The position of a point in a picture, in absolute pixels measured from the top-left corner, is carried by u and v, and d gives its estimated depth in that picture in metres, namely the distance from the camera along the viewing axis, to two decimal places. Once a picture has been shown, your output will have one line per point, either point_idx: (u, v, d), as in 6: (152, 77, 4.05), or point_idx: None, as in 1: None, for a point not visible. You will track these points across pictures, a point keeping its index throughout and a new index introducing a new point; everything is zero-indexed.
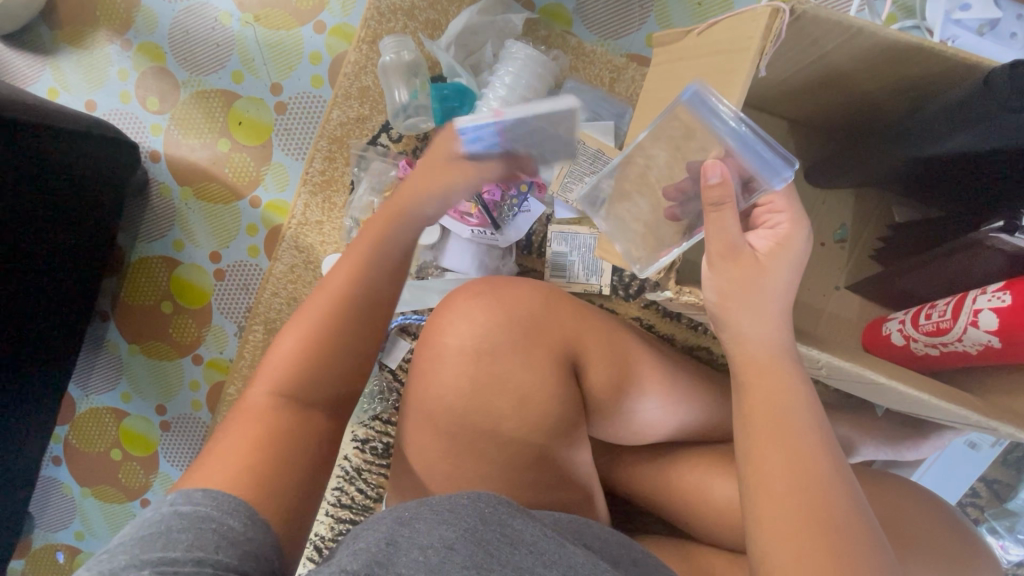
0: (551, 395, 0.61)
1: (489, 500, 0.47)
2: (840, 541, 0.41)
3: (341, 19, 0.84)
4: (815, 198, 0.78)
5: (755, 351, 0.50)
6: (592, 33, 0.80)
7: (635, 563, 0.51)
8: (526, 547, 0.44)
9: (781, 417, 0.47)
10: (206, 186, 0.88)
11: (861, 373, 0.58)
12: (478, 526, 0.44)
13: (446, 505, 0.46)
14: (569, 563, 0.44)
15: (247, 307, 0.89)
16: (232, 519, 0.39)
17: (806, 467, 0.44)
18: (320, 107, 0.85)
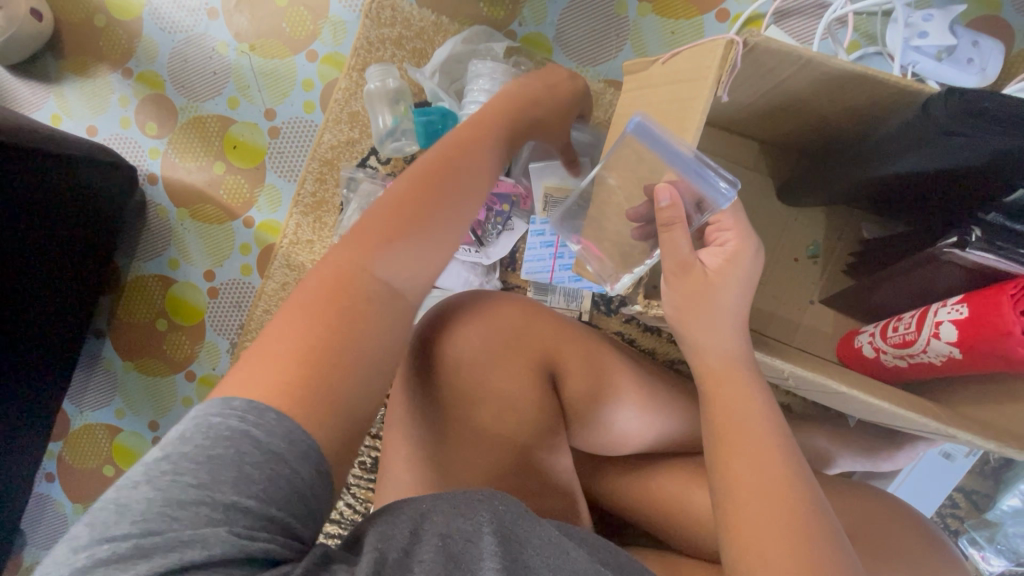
0: (530, 406, 0.64)
1: (504, 499, 0.45)
2: (809, 540, 0.43)
3: (332, 48, 0.88)
4: (787, 215, 0.81)
5: (712, 361, 0.53)
6: (571, 60, 0.84)
7: (622, 566, 0.51)
8: (533, 549, 0.43)
9: (742, 424, 0.49)
10: (202, 208, 0.92)
11: (824, 383, 0.60)
12: (494, 523, 0.43)
13: (461, 500, 0.45)
14: (573, 569, 0.43)
15: (239, 324, 0.92)
16: (302, 468, 0.36)
17: (772, 470, 0.46)
18: (312, 131, 0.89)
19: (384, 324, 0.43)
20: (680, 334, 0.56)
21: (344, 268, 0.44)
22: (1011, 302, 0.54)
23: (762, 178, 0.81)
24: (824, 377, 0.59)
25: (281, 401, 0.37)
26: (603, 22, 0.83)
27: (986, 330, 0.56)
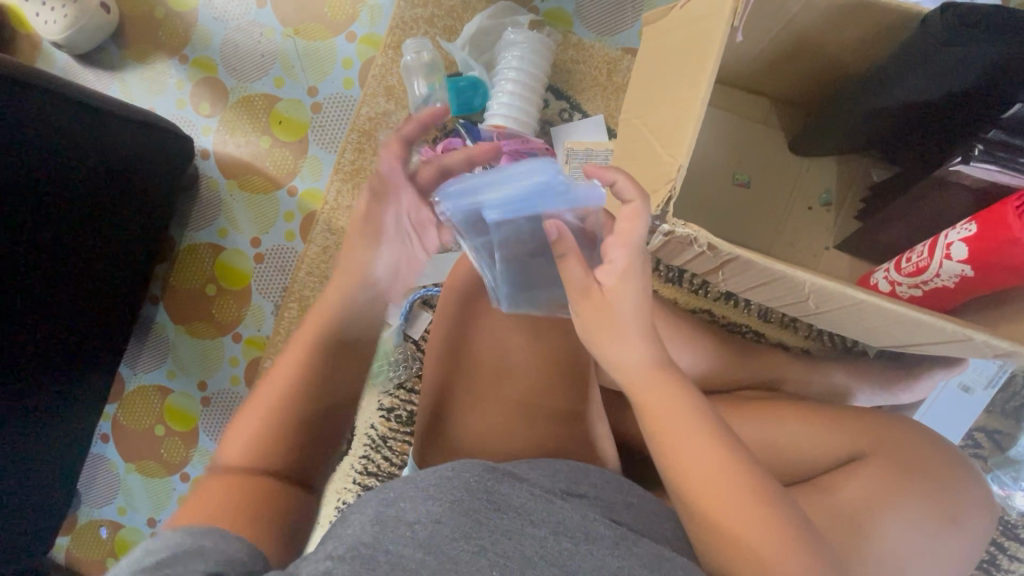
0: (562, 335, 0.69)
1: (472, 469, 0.50)
2: (753, 515, 0.48)
3: (369, 29, 0.96)
4: (798, 166, 0.86)
5: (643, 393, 0.55)
6: (590, 31, 0.90)
7: (629, 507, 0.55)
8: (514, 510, 0.47)
9: (668, 426, 0.52)
10: (249, 179, 0.99)
11: (845, 295, 0.58)
12: (465, 497, 0.47)
13: (431, 480, 0.49)
14: (558, 519, 0.48)
15: (283, 286, 0.99)
16: (207, 541, 0.43)
17: (713, 462, 0.50)
18: (351, 105, 0.96)
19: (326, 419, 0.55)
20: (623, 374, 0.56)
21: (291, 384, 0.54)
22: (1017, 214, 0.57)
23: (773, 133, 0.86)
24: (845, 285, 0.57)
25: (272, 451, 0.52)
26: None
27: (997, 244, 0.59)
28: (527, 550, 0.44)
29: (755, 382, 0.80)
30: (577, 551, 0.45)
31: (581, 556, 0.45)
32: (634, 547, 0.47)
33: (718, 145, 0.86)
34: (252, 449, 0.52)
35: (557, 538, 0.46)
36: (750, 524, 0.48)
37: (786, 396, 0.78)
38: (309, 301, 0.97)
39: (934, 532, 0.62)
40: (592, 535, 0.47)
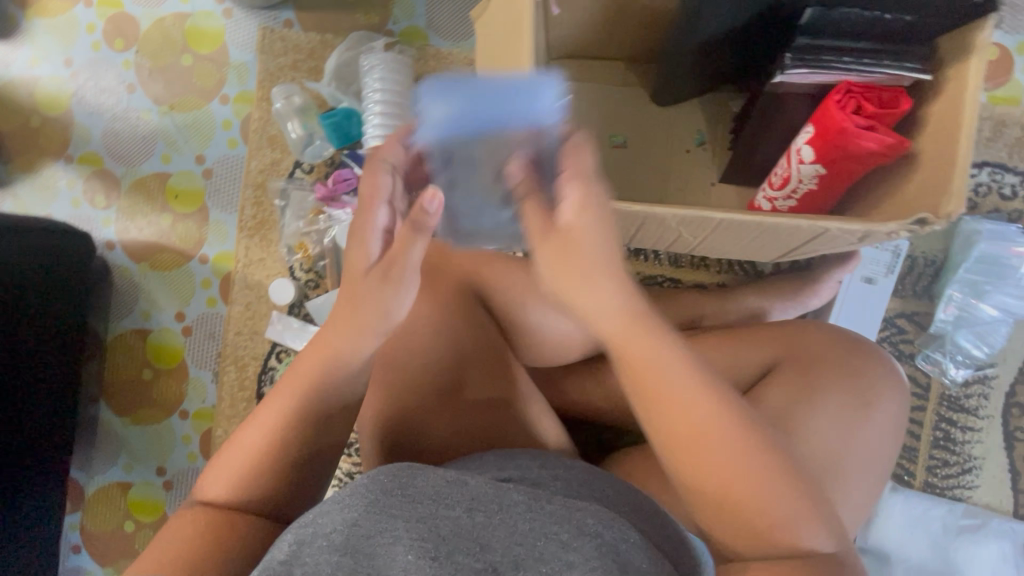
0: (474, 322, 0.74)
1: (388, 471, 0.51)
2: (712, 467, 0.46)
3: (240, 87, 0.98)
4: (667, 115, 0.90)
5: (641, 364, 0.48)
6: (445, 39, 0.94)
7: (558, 477, 0.57)
8: (428, 499, 0.48)
9: (659, 377, 0.47)
10: (158, 257, 1.00)
11: (706, 219, 0.61)
12: (380, 498, 0.48)
13: (347, 492, 0.50)
14: (472, 495, 0.49)
15: (216, 352, 0.99)
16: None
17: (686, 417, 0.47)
18: (239, 163, 0.98)
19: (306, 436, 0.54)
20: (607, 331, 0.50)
21: (283, 412, 0.53)
22: (838, 106, 0.61)
23: (636, 90, 0.90)
24: (700, 210, 0.59)
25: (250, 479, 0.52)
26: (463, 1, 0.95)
27: (835, 137, 0.62)
28: (440, 531, 0.46)
29: (675, 324, 0.85)
30: (491, 523, 0.47)
31: (494, 526, 0.47)
32: (548, 505, 0.48)
33: (589, 114, 0.89)
34: (232, 487, 0.52)
35: (471, 513, 0.48)
36: (753, 475, 0.46)
37: (707, 329, 0.81)
38: (245, 359, 0.97)
39: (849, 419, 0.64)
40: (506, 503, 0.48)
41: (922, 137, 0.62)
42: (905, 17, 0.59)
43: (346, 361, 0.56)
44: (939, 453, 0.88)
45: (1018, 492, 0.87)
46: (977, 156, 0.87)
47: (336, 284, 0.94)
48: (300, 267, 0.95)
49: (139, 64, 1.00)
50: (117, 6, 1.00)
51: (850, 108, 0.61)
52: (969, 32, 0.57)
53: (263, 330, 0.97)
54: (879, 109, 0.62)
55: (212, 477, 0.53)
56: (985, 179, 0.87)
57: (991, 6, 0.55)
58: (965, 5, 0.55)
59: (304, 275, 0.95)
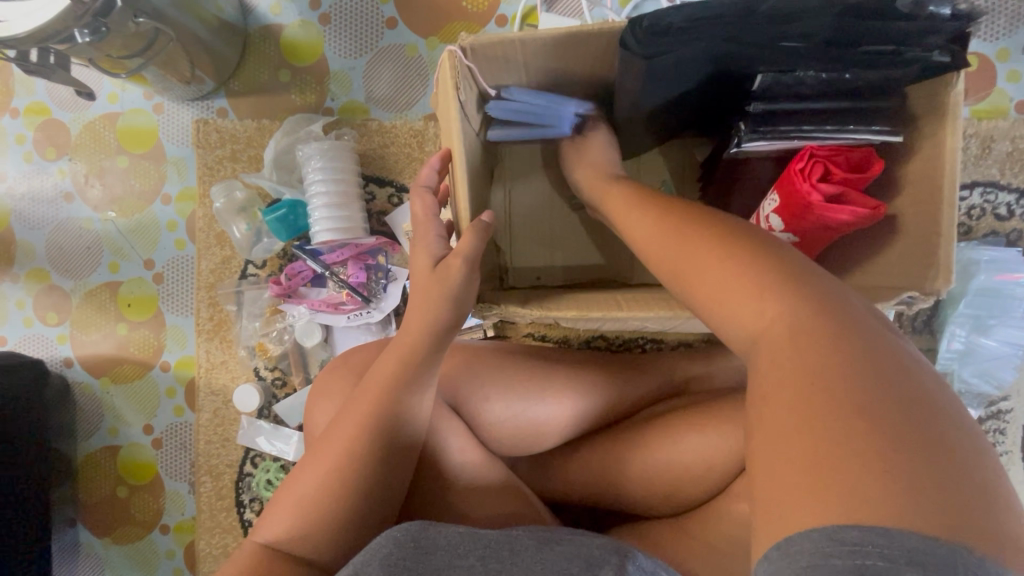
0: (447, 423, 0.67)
1: (407, 526, 0.54)
2: (889, 427, 0.29)
3: (181, 185, 0.94)
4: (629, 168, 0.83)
5: (649, 235, 0.48)
6: (387, 111, 0.89)
7: (560, 533, 0.59)
8: (441, 549, 0.51)
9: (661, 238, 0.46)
10: (119, 370, 0.96)
11: (664, 317, 0.59)
12: (396, 551, 0.51)
13: (365, 550, 0.52)
14: (484, 545, 0.52)
15: (190, 463, 0.95)
16: None
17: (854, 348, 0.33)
18: (189, 264, 0.94)
19: (361, 477, 0.55)
20: (720, 314, 0.41)
21: (342, 455, 0.55)
22: (802, 175, 0.55)
23: None
24: (659, 312, 0.59)
25: (309, 508, 0.54)
26: (401, 67, 0.88)
27: (801, 210, 0.55)
28: None
29: (660, 392, 0.79)
30: (504, 568, 0.49)
31: (506, 568, 0.49)
32: (556, 546, 0.52)
33: None
34: (289, 530, 0.54)
35: (484, 561, 0.50)
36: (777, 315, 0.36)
37: (691, 397, 0.76)
38: (219, 468, 0.93)
39: None
40: (516, 548, 0.51)
41: (902, 198, 0.57)
42: (867, 77, 0.52)
43: (381, 421, 0.56)
44: None
45: None
46: (966, 176, 0.80)
47: (304, 381, 0.90)
48: (265, 367, 0.91)
49: (75, 171, 0.95)
50: (44, 113, 0.95)
51: (816, 176, 0.55)
52: (940, 85, 0.52)
53: (235, 436, 0.92)
54: (848, 174, 0.55)
55: (274, 516, 0.56)
56: (977, 201, 0.80)
57: (960, 63, 0.49)
58: (930, 65, 0.50)
59: (268, 374, 0.91)
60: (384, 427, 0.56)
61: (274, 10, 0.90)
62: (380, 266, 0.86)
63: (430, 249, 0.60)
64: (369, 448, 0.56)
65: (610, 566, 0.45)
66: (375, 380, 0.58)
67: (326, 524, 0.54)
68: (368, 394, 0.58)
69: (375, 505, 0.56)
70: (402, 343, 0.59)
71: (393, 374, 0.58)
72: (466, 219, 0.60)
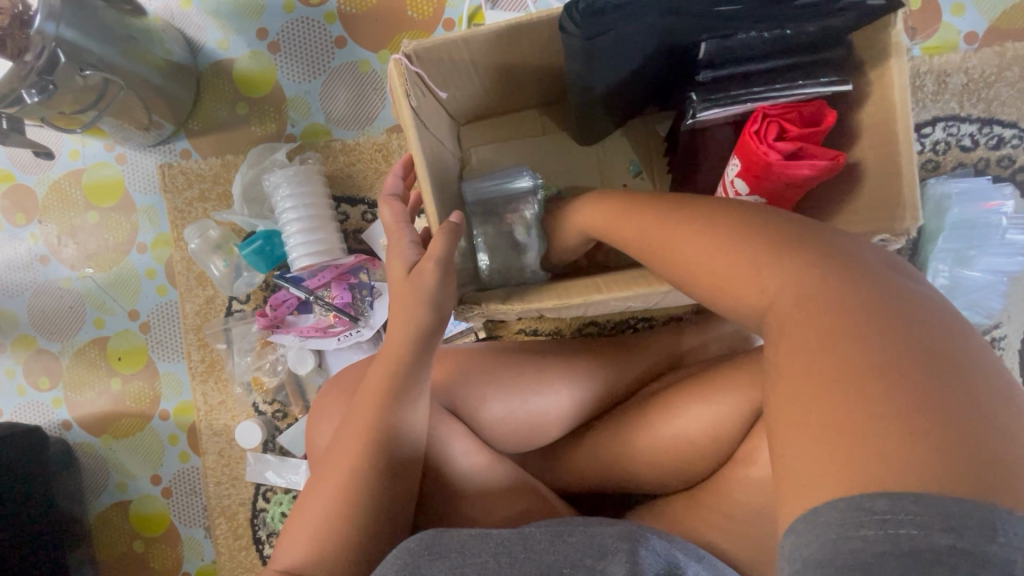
0: (450, 432, 0.67)
1: (420, 533, 0.54)
2: (922, 388, 0.28)
3: (154, 231, 0.93)
4: (595, 152, 0.83)
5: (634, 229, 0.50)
6: (349, 129, 0.89)
7: (576, 522, 0.58)
8: (456, 551, 0.51)
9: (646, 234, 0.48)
10: (119, 425, 0.95)
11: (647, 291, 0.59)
12: (412, 558, 0.51)
13: (381, 563, 0.52)
14: (497, 542, 0.52)
15: (203, 507, 0.94)
16: None
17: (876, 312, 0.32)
18: (174, 308, 0.93)
19: (368, 493, 0.55)
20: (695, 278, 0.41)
21: (345, 473, 0.55)
22: (757, 137, 0.55)
23: (558, 135, 0.83)
24: (640, 286, 0.58)
25: (320, 530, 0.54)
26: (356, 83, 0.88)
27: (761, 172, 0.55)
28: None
29: (658, 367, 0.79)
30: (517, 561, 0.49)
31: (520, 563, 0.49)
32: (568, 536, 0.51)
33: None
34: (301, 556, 0.53)
35: (498, 557, 0.50)
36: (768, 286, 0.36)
37: (687, 368, 0.76)
38: (232, 508, 0.92)
39: None
40: (529, 540, 0.51)
41: (860, 145, 0.57)
42: (807, 30, 0.53)
43: (380, 435, 0.56)
44: None
45: None
46: (926, 113, 0.81)
47: (304, 409, 0.89)
48: (263, 401, 0.90)
49: (46, 233, 0.95)
50: (9, 180, 0.95)
51: (772, 136, 0.55)
52: (879, 28, 0.52)
53: (243, 474, 0.92)
54: (802, 130, 0.55)
55: (286, 545, 0.55)
56: (941, 135, 0.80)
57: (896, 5, 0.49)
58: (867, 10, 0.50)
59: (268, 407, 0.90)
60: (382, 440, 0.56)
61: (222, 45, 0.90)
62: (362, 283, 0.86)
63: (405, 256, 0.60)
64: (371, 464, 0.55)
65: (623, 555, 0.46)
66: (367, 395, 0.58)
67: (337, 545, 0.53)
68: (361, 408, 0.58)
69: (384, 519, 0.55)
70: (389, 355, 0.59)
71: (384, 387, 0.58)
72: (435, 223, 0.60)
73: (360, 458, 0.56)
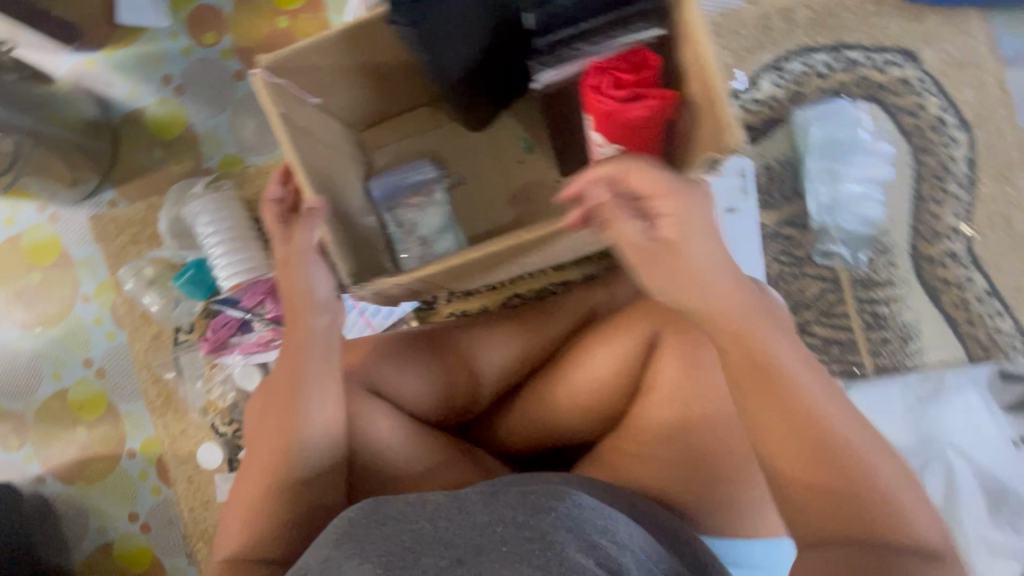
0: (374, 411, 0.70)
1: (357, 505, 0.55)
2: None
3: (95, 281, 0.98)
4: (487, 137, 0.89)
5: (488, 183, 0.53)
6: (261, 153, 0.94)
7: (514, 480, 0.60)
8: (393, 520, 0.52)
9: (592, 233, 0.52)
10: (90, 470, 0.99)
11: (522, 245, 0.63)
12: (351, 530, 0.52)
13: (321, 539, 0.54)
14: (434, 506, 0.53)
15: (181, 535, 0.98)
16: None
17: (784, 387, 0.47)
18: (124, 350, 0.97)
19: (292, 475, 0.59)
20: None
21: (269, 462, 0.60)
22: (595, 90, 0.62)
23: (450, 125, 0.89)
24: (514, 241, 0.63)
25: (256, 513, 0.59)
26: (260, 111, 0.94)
27: (606, 120, 0.62)
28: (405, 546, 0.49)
29: (575, 323, 0.83)
30: (453, 525, 0.51)
31: (455, 526, 0.50)
32: (502, 497, 0.53)
33: None
34: (244, 541, 0.59)
35: (434, 522, 0.51)
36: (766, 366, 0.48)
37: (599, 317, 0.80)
38: (208, 530, 0.96)
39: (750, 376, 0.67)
40: (464, 504, 0.52)
41: (690, 82, 0.63)
42: None
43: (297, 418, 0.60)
44: (875, 334, 0.87)
45: (965, 338, 0.86)
46: (782, 49, 0.87)
47: None
48: (221, 423, 0.93)
49: None
50: None
51: (607, 86, 0.61)
52: None
53: (214, 496, 0.96)
54: (633, 75, 0.61)
55: (228, 532, 0.60)
56: (799, 67, 0.87)
57: None
58: None
59: (227, 428, 0.93)
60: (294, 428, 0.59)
61: (131, 96, 0.95)
62: None
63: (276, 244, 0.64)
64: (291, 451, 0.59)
65: (553, 513, 0.49)
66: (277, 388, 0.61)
67: (275, 525, 0.59)
68: (274, 400, 0.61)
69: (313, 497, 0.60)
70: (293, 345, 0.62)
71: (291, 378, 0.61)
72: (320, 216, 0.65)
73: (281, 441, 0.60)
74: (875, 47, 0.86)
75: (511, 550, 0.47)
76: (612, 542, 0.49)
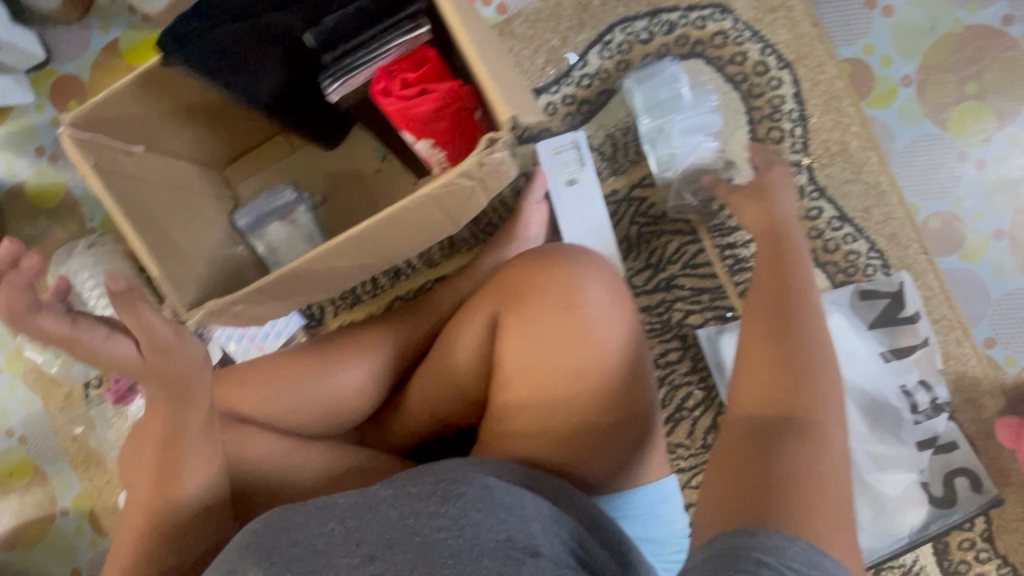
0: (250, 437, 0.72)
1: (260, 517, 0.51)
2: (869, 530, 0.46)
3: (4, 352, 1.02)
4: (342, 152, 0.93)
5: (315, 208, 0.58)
6: None
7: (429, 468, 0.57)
8: (300, 527, 0.48)
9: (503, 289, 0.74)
10: (28, 534, 1.02)
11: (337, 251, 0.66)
12: (255, 541, 0.48)
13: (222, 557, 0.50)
14: (344, 507, 0.50)
15: None
16: None
17: (791, 271, 0.63)
18: (40, 413, 1.01)
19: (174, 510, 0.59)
20: None
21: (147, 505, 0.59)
22: (384, 93, 0.66)
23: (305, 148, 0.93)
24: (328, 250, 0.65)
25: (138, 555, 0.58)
26: None
27: (403, 118, 0.67)
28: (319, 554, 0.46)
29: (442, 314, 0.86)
30: (365, 522, 0.48)
31: (368, 524, 0.48)
32: (414, 488, 0.51)
33: None
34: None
35: (344, 522, 0.48)
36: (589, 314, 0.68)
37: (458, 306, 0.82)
38: None
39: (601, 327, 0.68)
40: (375, 502, 0.50)
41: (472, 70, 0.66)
42: None
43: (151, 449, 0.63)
44: (741, 277, 0.90)
45: (824, 267, 0.89)
46: (603, 23, 0.91)
47: None
48: None
49: None
50: None
51: (394, 87, 0.66)
52: None
53: None
54: (414, 72, 0.66)
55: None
56: (621, 37, 0.91)
57: None
58: None
59: None
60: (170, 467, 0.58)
61: (9, 172, 1.00)
62: None
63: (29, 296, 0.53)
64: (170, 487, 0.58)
65: (462, 496, 0.50)
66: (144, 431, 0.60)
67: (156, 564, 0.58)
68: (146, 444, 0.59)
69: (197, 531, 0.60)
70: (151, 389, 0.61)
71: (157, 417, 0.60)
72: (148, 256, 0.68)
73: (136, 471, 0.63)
74: (689, 7, 0.90)
75: (425, 538, 0.47)
76: (519, 517, 0.50)
